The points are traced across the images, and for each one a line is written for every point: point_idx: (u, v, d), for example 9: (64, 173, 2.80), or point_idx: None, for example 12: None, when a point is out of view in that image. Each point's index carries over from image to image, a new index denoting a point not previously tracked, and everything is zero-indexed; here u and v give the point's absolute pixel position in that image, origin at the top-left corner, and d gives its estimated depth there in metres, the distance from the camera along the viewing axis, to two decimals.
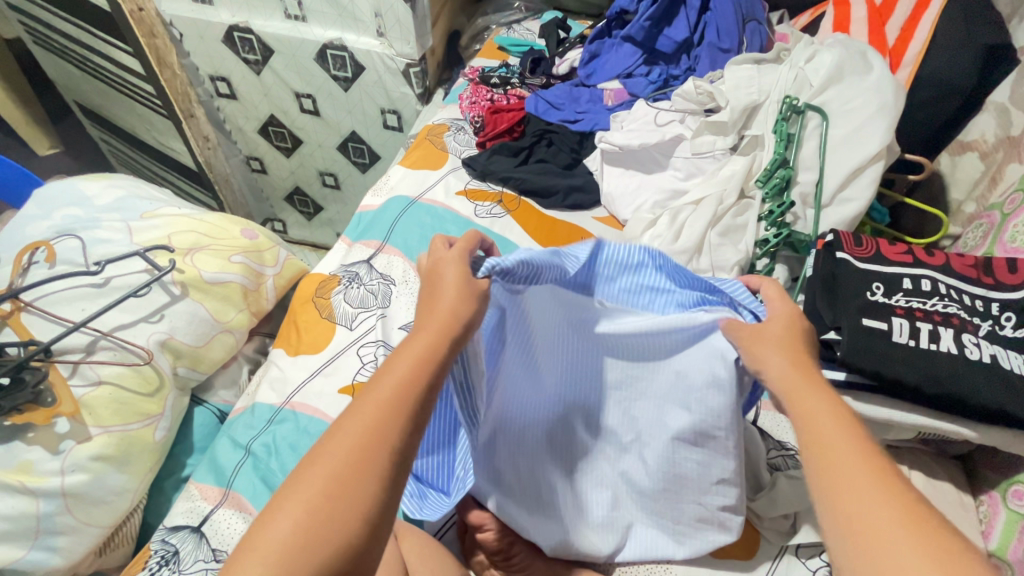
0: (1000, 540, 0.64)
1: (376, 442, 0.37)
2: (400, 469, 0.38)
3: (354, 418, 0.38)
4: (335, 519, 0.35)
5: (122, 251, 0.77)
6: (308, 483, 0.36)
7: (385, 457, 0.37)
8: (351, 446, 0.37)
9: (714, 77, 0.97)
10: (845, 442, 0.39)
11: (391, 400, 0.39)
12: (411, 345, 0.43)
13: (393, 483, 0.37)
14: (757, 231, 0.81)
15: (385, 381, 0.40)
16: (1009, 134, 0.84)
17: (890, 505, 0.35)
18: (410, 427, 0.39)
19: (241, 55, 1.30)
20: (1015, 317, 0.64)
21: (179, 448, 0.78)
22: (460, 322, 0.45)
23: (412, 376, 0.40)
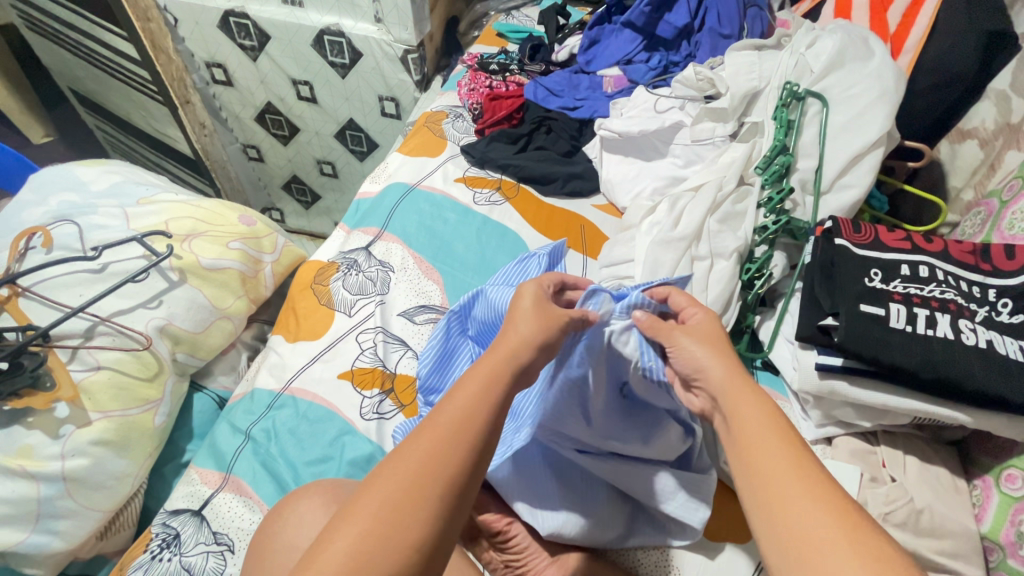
0: (993, 523, 0.65)
1: (434, 467, 0.39)
2: (457, 498, 0.39)
3: (419, 442, 0.41)
4: (388, 541, 0.36)
5: (119, 237, 0.77)
6: (369, 501, 0.38)
7: (445, 482, 0.39)
8: (414, 468, 0.39)
9: (714, 63, 0.96)
10: (774, 447, 0.43)
11: (448, 428, 0.42)
12: (473, 376, 0.46)
13: (450, 509, 0.39)
14: (756, 218, 0.81)
15: (448, 409, 0.43)
16: (1009, 122, 0.84)
17: (813, 501, 0.39)
18: (472, 459, 0.41)
19: (237, 41, 1.28)
20: (1011, 303, 0.64)
21: (179, 433, 0.78)
22: (520, 360, 0.48)
23: (473, 409, 0.43)
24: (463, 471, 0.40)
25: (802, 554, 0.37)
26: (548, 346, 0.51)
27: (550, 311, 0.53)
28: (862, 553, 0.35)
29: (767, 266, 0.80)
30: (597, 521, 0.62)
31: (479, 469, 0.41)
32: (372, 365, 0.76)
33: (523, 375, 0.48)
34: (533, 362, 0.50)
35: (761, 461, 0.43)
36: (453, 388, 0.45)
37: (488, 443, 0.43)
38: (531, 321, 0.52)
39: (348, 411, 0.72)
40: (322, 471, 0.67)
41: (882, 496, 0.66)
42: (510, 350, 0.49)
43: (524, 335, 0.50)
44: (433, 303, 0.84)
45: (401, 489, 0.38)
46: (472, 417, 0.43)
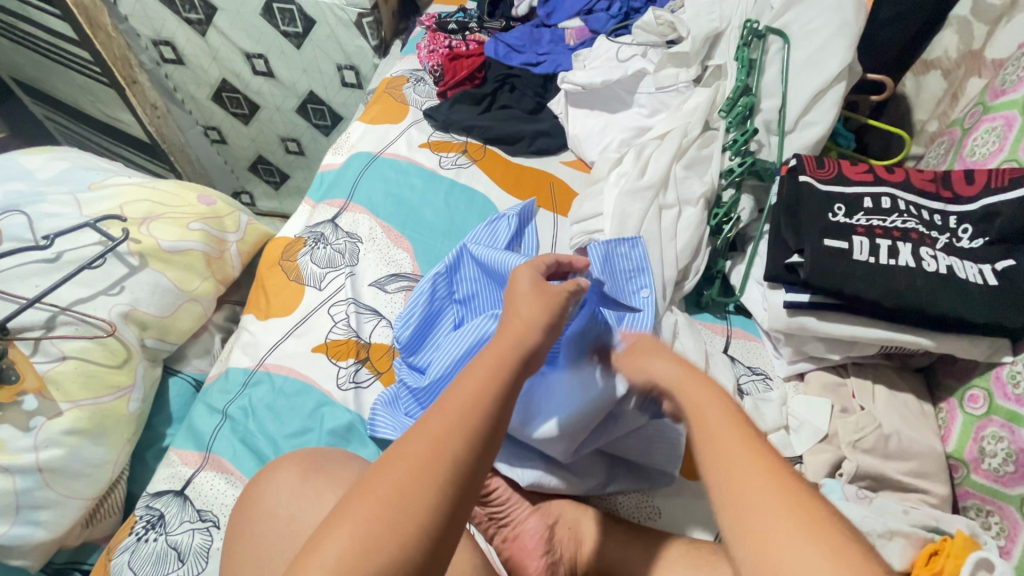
0: (957, 443, 0.67)
1: (441, 459, 0.40)
2: (465, 484, 0.40)
3: (426, 429, 0.42)
4: (392, 533, 0.36)
5: (72, 224, 0.74)
6: (377, 492, 0.38)
7: (452, 469, 0.40)
8: (420, 458, 0.40)
9: (675, 7, 0.94)
10: (724, 429, 0.43)
11: (456, 420, 0.42)
12: (481, 363, 0.47)
13: (457, 495, 0.39)
14: (722, 162, 0.81)
15: (456, 398, 0.43)
16: (971, 48, 0.84)
17: (780, 494, 0.38)
18: (477, 444, 0.42)
19: (182, 16, 1.23)
20: (971, 228, 0.65)
21: (157, 418, 0.78)
22: (527, 343, 0.49)
23: (480, 393, 0.44)
24: (469, 457, 0.41)
25: (752, 533, 0.37)
26: (551, 323, 0.52)
27: (546, 290, 0.55)
28: (805, 526, 0.36)
29: (734, 211, 0.80)
30: (572, 472, 0.64)
31: (488, 453, 0.42)
32: (347, 336, 0.76)
33: (529, 360, 0.49)
34: (540, 343, 0.51)
35: (713, 443, 0.43)
36: (459, 377, 0.45)
37: (495, 428, 0.43)
38: (532, 302, 0.53)
39: (325, 382, 0.72)
40: (301, 443, 0.68)
41: (852, 425, 0.68)
42: (516, 334, 0.49)
43: (528, 316, 0.51)
44: (404, 271, 0.83)
45: (409, 475, 0.39)
46: (477, 408, 0.43)
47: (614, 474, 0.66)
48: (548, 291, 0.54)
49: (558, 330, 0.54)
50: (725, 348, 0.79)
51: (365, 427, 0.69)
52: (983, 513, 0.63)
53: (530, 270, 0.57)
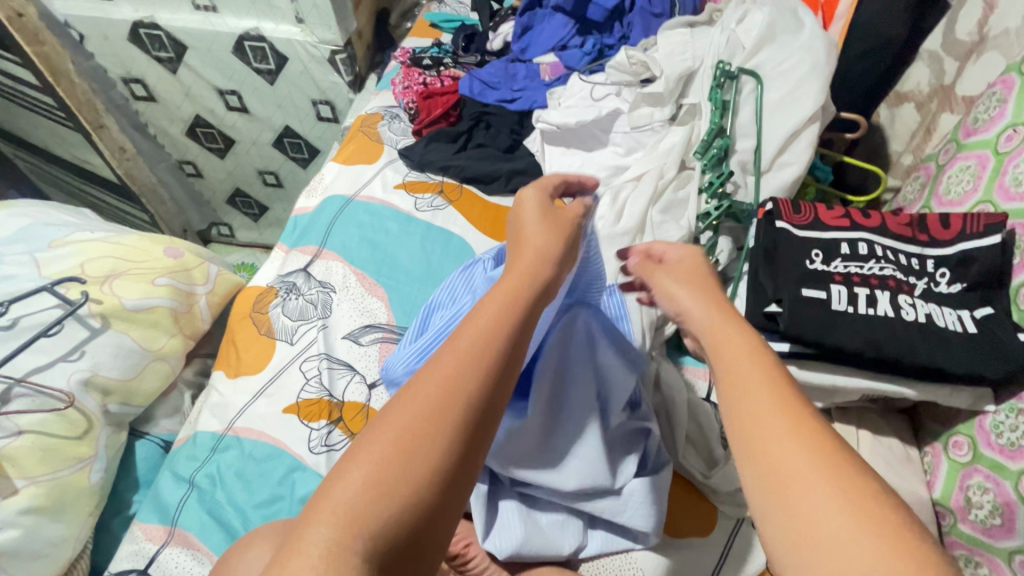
0: (943, 490, 0.66)
1: (458, 391, 0.37)
2: (482, 418, 0.37)
3: (436, 364, 0.38)
4: (407, 470, 0.34)
5: (29, 288, 0.71)
6: (388, 430, 0.35)
7: (467, 406, 0.36)
8: (435, 392, 0.37)
9: (647, 45, 0.93)
10: (754, 378, 0.38)
11: (472, 348, 0.39)
12: (494, 296, 0.44)
13: (475, 427, 0.36)
14: (698, 205, 0.79)
15: (468, 331, 0.40)
16: (943, 83, 0.84)
17: (805, 444, 0.35)
18: (495, 373, 0.39)
19: (152, 54, 1.20)
20: (949, 273, 0.65)
21: (124, 484, 0.75)
22: (542, 277, 0.46)
23: (496, 324, 0.41)
24: (483, 393, 0.38)
25: (781, 491, 0.33)
26: (563, 254, 0.50)
27: (558, 222, 0.51)
28: (836, 485, 0.32)
29: (712, 253, 0.78)
30: (552, 535, 0.62)
31: (505, 387, 0.39)
32: (319, 394, 0.74)
33: (545, 291, 0.46)
34: (553, 278, 0.47)
35: (741, 391, 0.38)
36: (471, 312, 0.42)
37: (511, 364, 0.40)
38: (544, 235, 0.50)
39: (297, 446, 0.69)
40: (271, 513, 0.65)
41: None
42: (531, 261, 0.47)
43: (541, 247, 0.48)
44: (379, 321, 0.81)
45: (420, 410, 0.36)
46: (494, 337, 0.40)
47: (596, 533, 0.64)
48: (559, 221, 0.52)
49: (568, 264, 0.51)
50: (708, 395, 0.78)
51: None
52: (973, 564, 0.61)
53: (539, 194, 0.54)
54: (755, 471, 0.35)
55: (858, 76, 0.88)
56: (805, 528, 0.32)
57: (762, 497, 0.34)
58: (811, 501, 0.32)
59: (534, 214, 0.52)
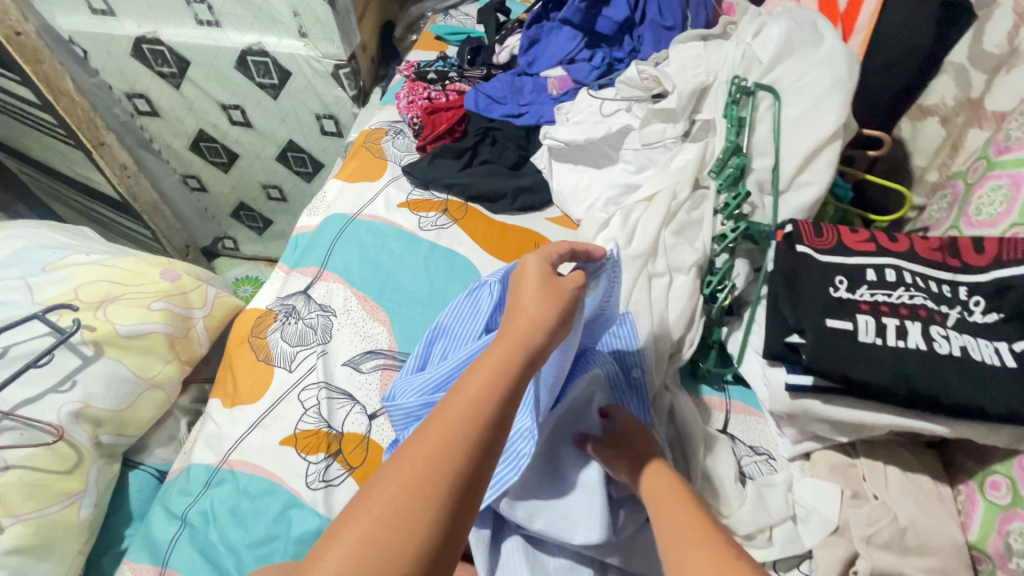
0: (980, 533, 0.62)
1: (441, 470, 0.35)
2: (464, 504, 0.35)
3: (421, 440, 0.37)
4: (386, 559, 0.31)
5: (21, 315, 0.69)
6: (367, 512, 0.33)
7: (449, 486, 0.35)
8: (416, 472, 0.35)
9: (658, 59, 0.90)
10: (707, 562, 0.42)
11: (457, 425, 0.37)
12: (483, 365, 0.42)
13: (456, 512, 0.35)
14: (713, 226, 0.76)
15: (455, 405, 0.39)
16: (970, 97, 0.80)
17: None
18: (481, 451, 0.37)
19: (155, 70, 1.19)
20: (983, 302, 0.60)
21: (116, 518, 0.72)
22: (533, 344, 0.45)
23: (483, 397, 0.39)
24: (468, 473, 0.36)
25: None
26: (559, 317, 0.48)
27: (556, 287, 0.50)
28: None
29: (729, 277, 0.75)
30: None
31: (488, 466, 0.38)
32: (317, 426, 0.71)
33: (536, 360, 0.45)
34: (546, 344, 0.46)
35: (691, 575, 0.41)
36: (458, 385, 0.41)
37: (495, 439, 0.38)
38: (540, 298, 0.49)
39: (294, 481, 0.67)
40: (265, 554, 0.62)
41: (864, 516, 0.63)
42: (527, 328, 0.46)
43: (536, 314, 0.47)
44: (381, 347, 0.78)
45: (399, 496, 0.34)
46: (482, 411, 0.39)
47: None
48: (559, 287, 0.50)
49: (564, 330, 0.49)
50: (723, 426, 0.75)
51: None
52: None
53: (541, 261, 0.52)
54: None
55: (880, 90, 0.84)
56: None
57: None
58: None
59: (534, 274, 0.51)
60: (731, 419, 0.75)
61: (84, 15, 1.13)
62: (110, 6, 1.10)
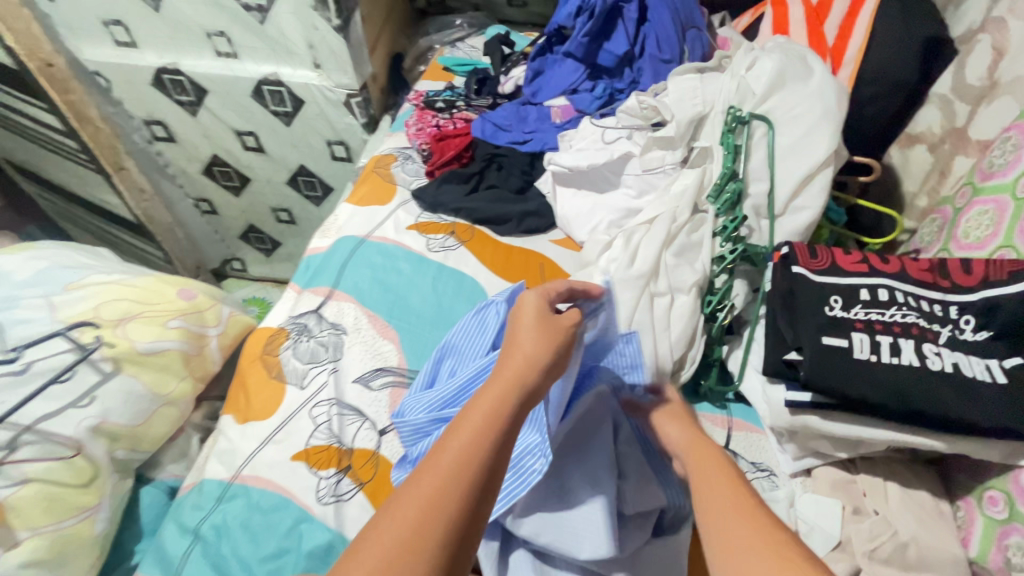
0: (980, 548, 0.63)
1: (442, 508, 0.38)
2: (464, 534, 0.38)
3: (423, 478, 0.40)
4: None
5: (43, 332, 0.71)
6: (375, 546, 0.36)
7: (449, 524, 0.37)
8: (417, 510, 0.38)
9: (657, 90, 0.95)
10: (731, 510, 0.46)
11: (457, 464, 0.40)
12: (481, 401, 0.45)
13: (457, 546, 0.37)
14: (712, 248, 0.79)
15: (455, 444, 0.42)
16: (955, 125, 0.84)
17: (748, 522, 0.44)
18: (480, 488, 0.40)
19: (173, 98, 1.24)
20: (973, 320, 0.63)
21: (126, 534, 0.73)
22: (528, 385, 0.47)
23: (478, 440, 0.42)
24: (467, 508, 0.39)
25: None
26: (553, 355, 0.51)
27: (550, 328, 0.53)
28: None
29: (728, 296, 0.78)
30: None
31: (486, 502, 0.40)
32: (328, 442, 0.72)
33: (530, 399, 0.48)
34: (540, 385, 0.49)
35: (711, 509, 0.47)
36: (455, 425, 0.44)
37: (492, 476, 0.41)
38: (535, 336, 0.52)
39: (305, 495, 0.68)
40: (277, 568, 0.63)
41: (865, 532, 0.64)
42: (523, 364, 0.49)
43: (530, 355, 0.50)
44: (390, 364, 0.80)
45: (404, 535, 0.36)
46: (477, 452, 0.41)
47: None
48: (553, 328, 0.53)
49: (558, 370, 0.52)
50: (726, 443, 0.76)
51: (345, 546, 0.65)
52: None
53: (538, 300, 0.55)
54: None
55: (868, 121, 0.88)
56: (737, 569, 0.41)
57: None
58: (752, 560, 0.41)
59: (530, 310, 0.54)
60: (734, 436, 0.77)
61: (107, 47, 1.18)
62: (134, 38, 1.16)
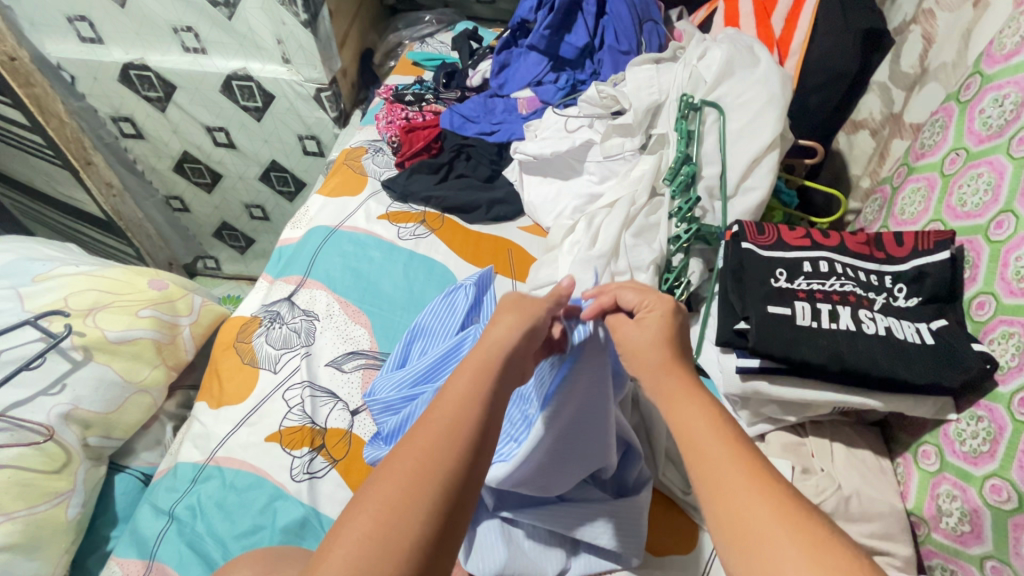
0: (916, 500, 0.67)
1: (437, 460, 0.40)
2: (462, 482, 0.40)
3: (416, 434, 0.42)
4: (400, 527, 0.36)
5: (11, 321, 0.72)
6: (376, 495, 0.38)
7: (446, 470, 0.40)
8: (413, 462, 0.40)
9: (616, 80, 0.98)
10: (708, 436, 0.44)
11: (447, 421, 0.42)
12: (459, 378, 0.46)
13: (450, 509, 0.39)
14: (669, 229, 0.83)
15: (445, 402, 0.44)
16: (893, 112, 0.90)
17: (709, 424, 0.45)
18: (474, 439, 0.42)
19: (142, 94, 1.24)
20: (906, 288, 0.68)
21: (100, 521, 0.73)
22: (508, 347, 0.50)
23: (467, 399, 0.44)
24: (463, 458, 0.41)
25: (743, 545, 0.38)
26: (529, 336, 0.53)
27: (527, 306, 0.56)
28: (782, 520, 0.38)
29: (684, 274, 0.81)
30: (536, 562, 0.61)
31: (477, 467, 0.42)
32: (301, 422, 0.74)
33: (508, 370, 0.49)
34: (521, 351, 0.51)
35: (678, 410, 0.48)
36: (444, 388, 0.46)
37: (486, 428, 0.43)
38: (512, 312, 0.55)
39: (278, 474, 0.70)
40: (252, 543, 0.65)
41: (812, 488, 0.68)
42: (496, 344, 0.50)
43: (510, 326, 0.52)
44: (362, 348, 0.82)
45: (403, 483, 0.39)
46: (465, 409, 0.43)
47: (578, 555, 0.63)
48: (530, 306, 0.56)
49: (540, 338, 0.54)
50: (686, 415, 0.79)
51: (319, 521, 0.67)
52: (949, 573, 0.63)
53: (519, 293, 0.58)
54: (717, 520, 0.40)
55: (816, 106, 0.93)
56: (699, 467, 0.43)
57: (729, 551, 0.39)
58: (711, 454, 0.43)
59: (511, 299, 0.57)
60: None
61: (73, 43, 1.17)
62: (99, 34, 1.16)
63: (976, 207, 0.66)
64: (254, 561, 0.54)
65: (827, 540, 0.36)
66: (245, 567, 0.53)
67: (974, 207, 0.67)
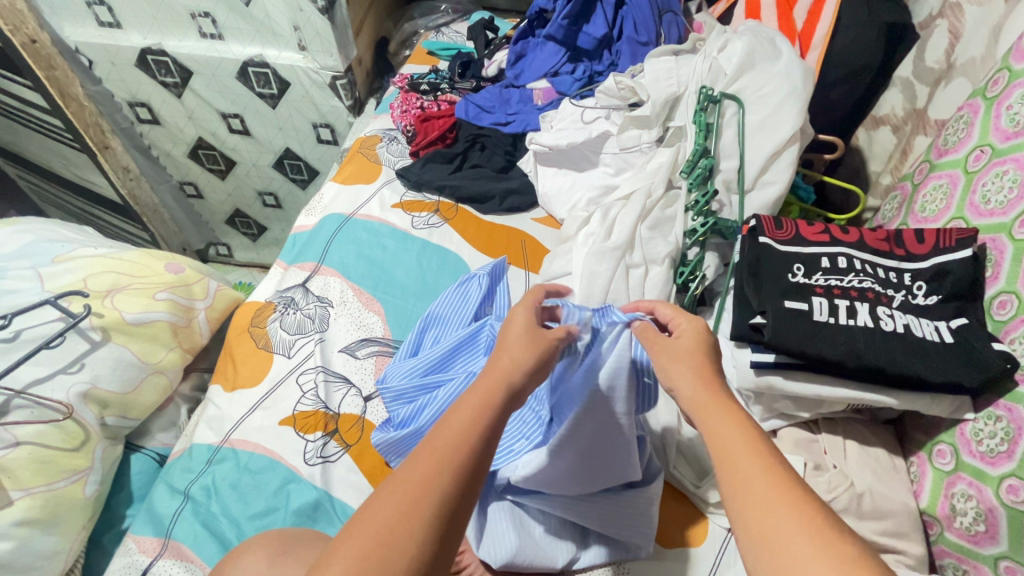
0: (929, 499, 0.67)
1: (439, 486, 0.39)
2: (456, 510, 0.40)
3: (411, 465, 0.41)
4: (394, 554, 0.36)
5: (31, 301, 0.73)
6: (369, 522, 0.38)
7: (439, 502, 0.39)
8: (410, 488, 0.39)
9: (635, 71, 0.98)
10: (739, 447, 0.43)
11: (450, 445, 0.41)
12: (461, 408, 0.44)
13: (440, 538, 0.38)
14: (685, 222, 0.82)
15: (448, 430, 0.43)
16: (915, 107, 0.89)
17: (739, 430, 0.45)
18: (472, 466, 0.41)
19: (158, 79, 1.24)
20: (925, 285, 0.68)
21: (117, 498, 0.75)
22: (512, 381, 0.47)
23: (469, 426, 0.43)
24: (459, 487, 0.40)
25: (774, 558, 0.37)
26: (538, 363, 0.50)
27: (538, 337, 0.52)
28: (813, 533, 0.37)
29: (700, 268, 0.80)
30: (546, 550, 0.62)
31: (475, 484, 0.41)
32: (314, 407, 0.74)
33: (511, 402, 0.47)
34: (525, 385, 0.48)
35: (709, 414, 0.47)
36: (447, 413, 0.44)
37: (484, 459, 0.42)
38: (521, 343, 0.51)
39: (292, 457, 0.70)
40: (266, 524, 0.66)
41: (824, 484, 0.68)
42: (502, 375, 0.47)
43: (517, 356, 0.49)
44: (375, 335, 0.83)
45: (401, 505, 0.38)
46: (469, 434, 0.42)
47: (588, 545, 0.64)
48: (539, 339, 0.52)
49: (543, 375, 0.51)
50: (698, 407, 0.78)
51: (332, 504, 0.67)
52: (961, 572, 0.62)
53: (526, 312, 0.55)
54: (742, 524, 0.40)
55: (837, 101, 0.92)
56: (730, 471, 0.43)
57: (753, 556, 0.39)
58: (744, 463, 0.42)
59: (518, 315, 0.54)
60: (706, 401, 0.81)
61: (93, 27, 1.18)
62: (117, 19, 1.16)
63: (1000, 204, 0.65)
64: (269, 541, 0.55)
65: (859, 557, 0.36)
66: (258, 549, 0.54)
67: (998, 205, 0.66)
